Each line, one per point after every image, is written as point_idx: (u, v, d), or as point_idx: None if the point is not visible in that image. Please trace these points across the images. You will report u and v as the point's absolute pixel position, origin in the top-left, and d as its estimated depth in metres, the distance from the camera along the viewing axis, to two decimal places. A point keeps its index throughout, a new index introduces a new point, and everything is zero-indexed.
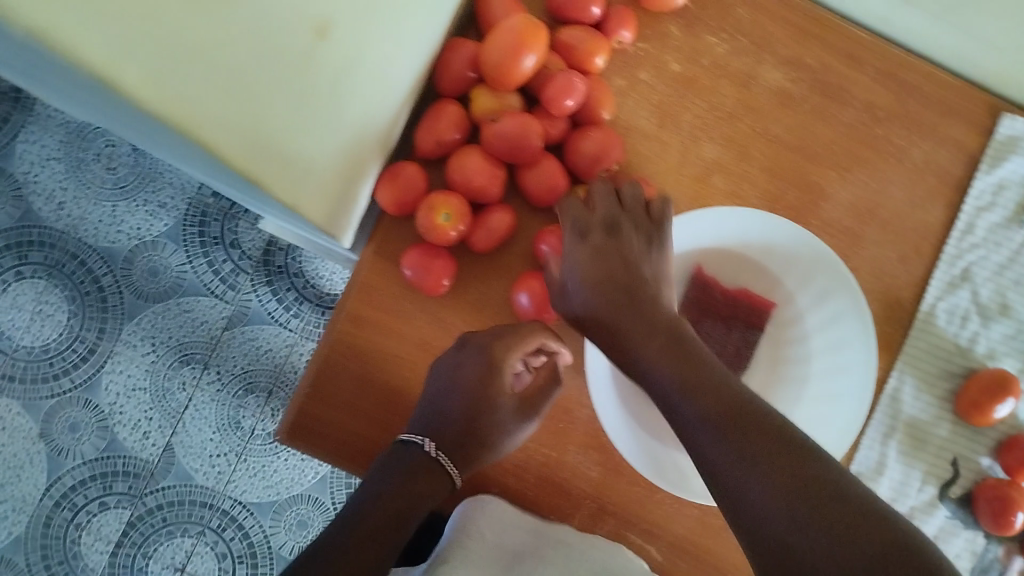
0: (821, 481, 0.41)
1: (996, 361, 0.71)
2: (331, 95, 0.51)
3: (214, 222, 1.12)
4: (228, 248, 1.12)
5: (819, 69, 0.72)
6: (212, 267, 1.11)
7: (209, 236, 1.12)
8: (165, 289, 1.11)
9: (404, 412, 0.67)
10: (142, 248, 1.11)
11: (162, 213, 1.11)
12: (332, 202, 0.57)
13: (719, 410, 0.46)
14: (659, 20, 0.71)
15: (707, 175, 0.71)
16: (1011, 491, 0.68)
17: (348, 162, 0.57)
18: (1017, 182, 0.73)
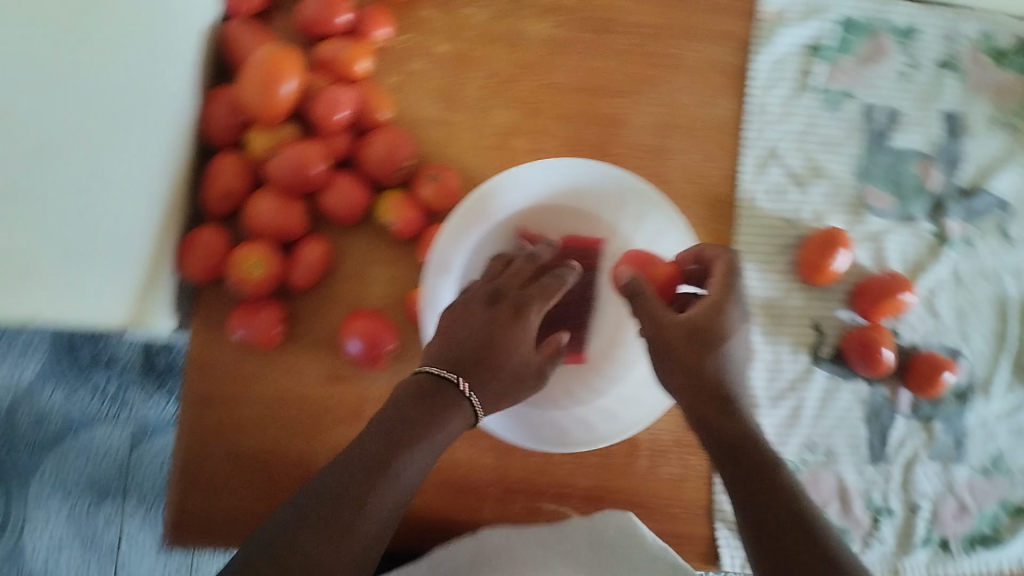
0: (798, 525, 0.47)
1: (824, 221, 0.74)
2: (97, 195, 0.54)
3: (84, 343, 0.95)
4: (106, 366, 0.97)
5: (579, 8, 0.73)
6: (99, 392, 0.96)
7: (83, 359, 0.95)
8: (55, 432, 0.96)
9: (285, 473, 0.66)
10: (20, 399, 0.95)
11: (26, 357, 0.95)
12: (138, 298, 0.61)
13: (737, 453, 0.52)
14: (411, 8, 0.70)
15: (504, 141, 0.71)
16: (872, 333, 0.73)
17: (153, 253, 0.62)
18: (794, 53, 0.75)
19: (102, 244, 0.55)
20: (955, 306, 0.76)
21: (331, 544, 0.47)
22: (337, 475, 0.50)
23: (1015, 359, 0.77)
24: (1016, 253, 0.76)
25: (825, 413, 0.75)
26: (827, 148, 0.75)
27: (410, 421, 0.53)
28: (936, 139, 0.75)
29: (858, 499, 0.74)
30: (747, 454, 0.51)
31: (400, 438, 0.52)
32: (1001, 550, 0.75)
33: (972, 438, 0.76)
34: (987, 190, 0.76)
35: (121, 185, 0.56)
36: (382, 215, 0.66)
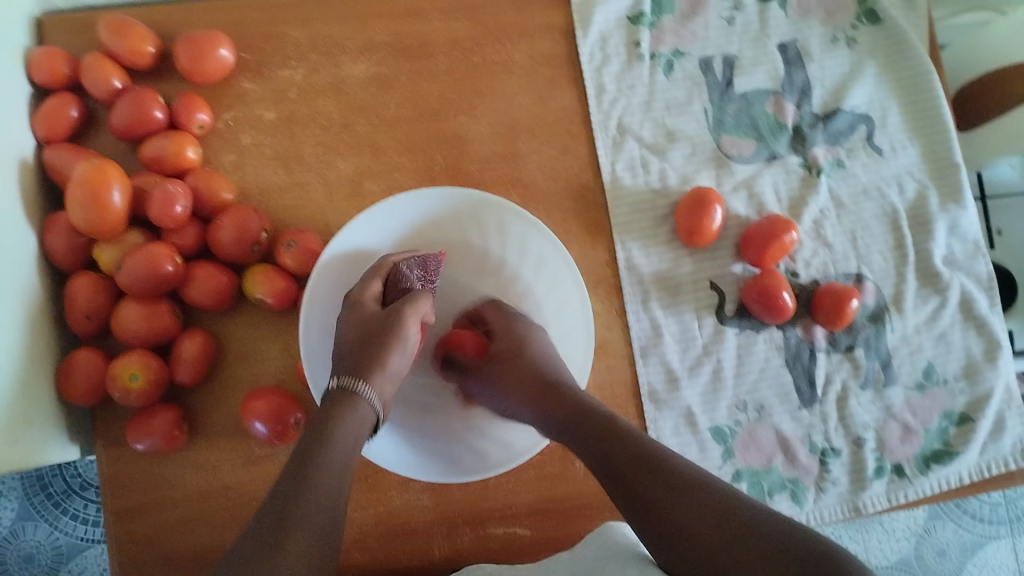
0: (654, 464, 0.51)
1: (692, 181, 0.75)
2: None
3: (55, 477, 0.93)
4: (82, 492, 0.94)
5: (395, 39, 0.73)
6: (80, 518, 0.93)
7: (56, 491, 0.93)
8: (48, 568, 0.93)
9: None
10: (5, 544, 0.92)
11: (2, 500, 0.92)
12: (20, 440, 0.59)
13: (572, 433, 0.57)
14: (228, 84, 0.70)
15: (357, 187, 0.70)
16: (766, 281, 0.71)
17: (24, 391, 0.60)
18: (615, 28, 0.76)
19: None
20: (845, 231, 0.75)
21: (299, 526, 0.46)
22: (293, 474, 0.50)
23: (918, 267, 0.76)
24: (890, 163, 0.77)
25: (744, 369, 0.73)
26: (675, 110, 0.76)
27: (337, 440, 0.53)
28: (778, 73, 0.77)
29: (800, 446, 0.72)
30: (591, 444, 0.55)
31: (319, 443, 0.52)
32: (956, 462, 0.73)
33: (898, 357, 0.74)
34: (843, 109, 0.77)
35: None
36: (251, 291, 0.65)
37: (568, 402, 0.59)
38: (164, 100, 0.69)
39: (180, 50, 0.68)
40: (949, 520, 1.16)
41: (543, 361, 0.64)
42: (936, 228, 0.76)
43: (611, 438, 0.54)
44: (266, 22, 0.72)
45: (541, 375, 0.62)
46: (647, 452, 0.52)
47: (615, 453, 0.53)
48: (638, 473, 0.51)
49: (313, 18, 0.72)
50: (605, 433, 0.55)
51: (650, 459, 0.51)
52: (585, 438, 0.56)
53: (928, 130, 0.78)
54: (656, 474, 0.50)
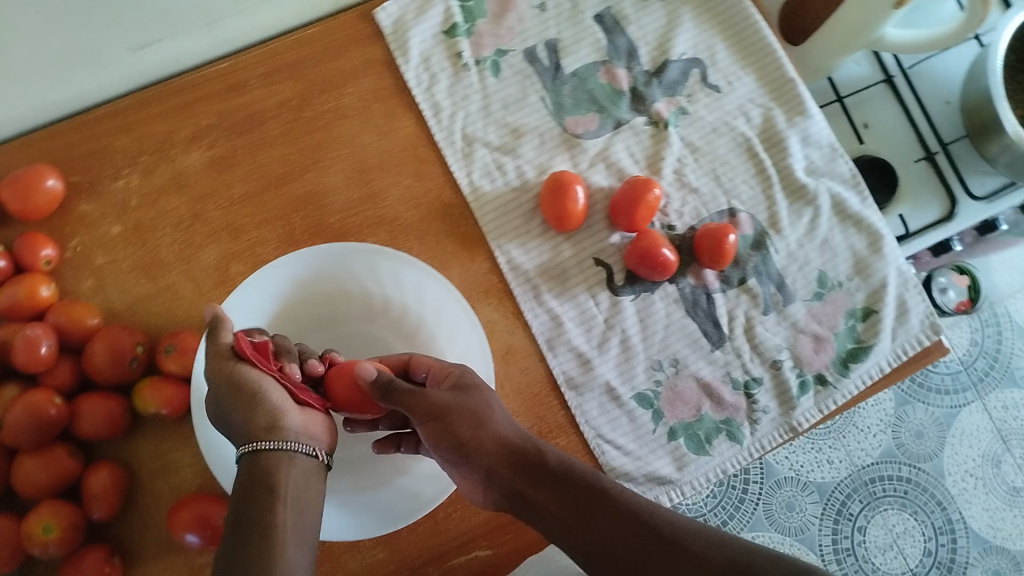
0: (618, 513, 0.54)
1: (549, 169, 0.76)
2: None
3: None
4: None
5: (220, 117, 0.73)
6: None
7: None
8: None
9: None
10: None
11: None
12: None
13: (522, 489, 0.58)
14: (67, 210, 0.70)
15: (224, 271, 0.70)
16: (643, 242, 0.72)
17: None
18: (434, 45, 0.77)
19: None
20: (706, 172, 0.77)
21: None
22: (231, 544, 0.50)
23: (785, 185, 0.78)
24: (729, 97, 0.79)
25: (650, 330, 0.74)
26: (513, 106, 0.77)
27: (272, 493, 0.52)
28: (601, 44, 0.78)
29: (723, 386, 0.73)
30: (554, 504, 0.56)
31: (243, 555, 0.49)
32: (873, 355, 0.75)
33: (790, 275, 0.76)
34: (671, 60, 0.79)
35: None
36: (144, 408, 0.64)
37: (505, 455, 0.58)
38: (6, 245, 0.68)
39: (6, 193, 0.66)
40: (918, 402, 1.18)
41: (451, 408, 0.59)
42: (790, 144, 0.78)
43: (583, 489, 0.56)
44: (87, 139, 0.71)
45: (455, 428, 0.59)
46: (625, 508, 0.55)
47: (579, 496, 0.56)
48: (601, 523, 0.54)
49: (132, 121, 0.71)
50: (564, 489, 0.57)
51: (629, 514, 0.54)
52: (544, 496, 0.57)
53: (757, 55, 0.79)
54: (643, 531, 0.53)
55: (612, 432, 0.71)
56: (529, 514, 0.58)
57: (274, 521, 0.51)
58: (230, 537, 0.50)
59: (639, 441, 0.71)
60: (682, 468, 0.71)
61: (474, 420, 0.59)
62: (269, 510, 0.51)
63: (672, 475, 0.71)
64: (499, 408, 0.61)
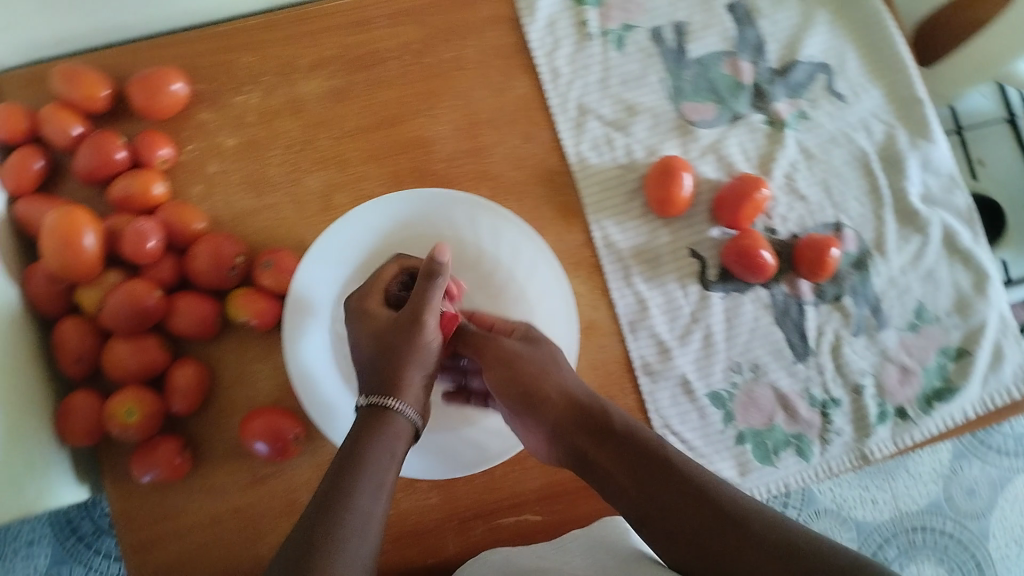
0: (681, 484, 0.52)
1: (659, 152, 0.75)
2: None
3: (84, 519, 0.94)
4: (112, 531, 0.95)
5: (342, 51, 0.73)
6: (112, 556, 0.95)
7: (87, 533, 0.95)
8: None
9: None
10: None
11: (36, 547, 0.94)
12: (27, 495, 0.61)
13: (581, 447, 0.58)
14: (187, 116, 0.71)
15: (327, 200, 0.71)
16: (743, 241, 0.71)
17: (24, 440, 0.62)
18: (561, 10, 0.76)
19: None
20: (817, 181, 0.75)
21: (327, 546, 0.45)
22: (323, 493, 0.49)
23: (896, 208, 0.75)
24: (853, 108, 0.77)
25: (735, 330, 0.73)
26: (632, 84, 0.76)
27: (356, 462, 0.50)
28: (729, 33, 0.77)
29: (800, 401, 0.72)
30: (613, 466, 0.55)
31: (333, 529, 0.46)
32: (959, 397, 0.73)
33: (887, 300, 0.74)
34: (800, 61, 0.77)
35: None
36: (235, 315, 0.66)
37: (567, 407, 0.59)
38: (127, 139, 0.70)
39: (133, 90, 0.68)
40: (975, 459, 1.14)
41: (520, 356, 0.62)
42: (909, 166, 0.76)
43: (635, 452, 0.55)
44: (214, 50, 0.72)
45: (523, 375, 0.61)
46: (685, 480, 0.52)
47: (642, 459, 0.55)
48: (665, 492, 0.52)
49: (260, 39, 0.73)
50: (627, 450, 0.55)
51: (691, 487, 0.52)
52: (602, 455, 0.56)
53: (887, 69, 0.77)
54: (705, 504, 0.51)
55: (680, 426, 0.71)
56: (591, 476, 0.57)
57: (372, 477, 0.50)
58: (322, 493, 0.49)
59: (705, 439, 0.71)
60: (744, 473, 0.70)
61: (540, 376, 0.61)
62: (375, 478, 0.50)
63: (733, 479, 0.71)
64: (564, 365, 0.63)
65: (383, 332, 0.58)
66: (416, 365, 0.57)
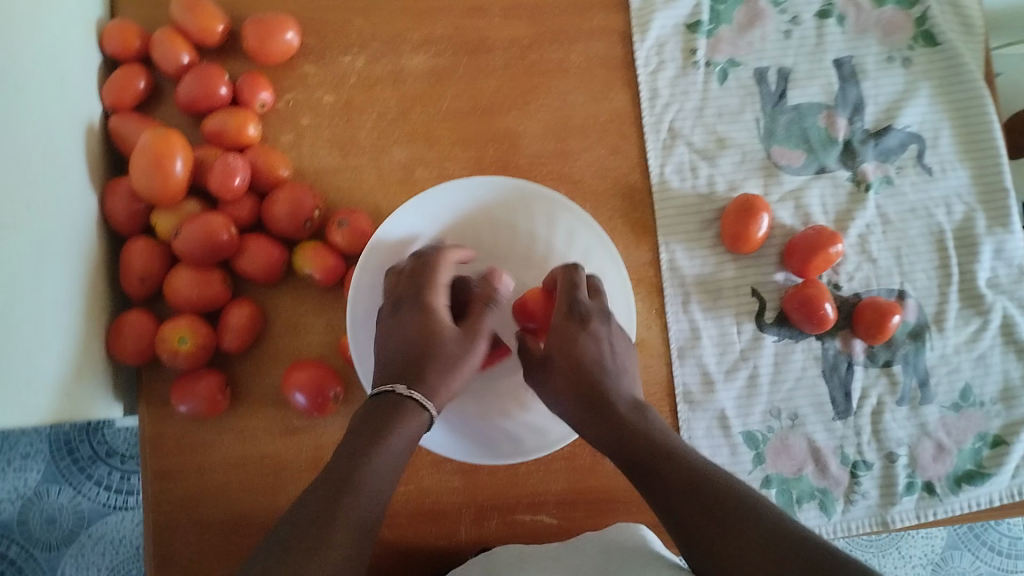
0: (684, 483, 0.48)
1: (739, 188, 0.75)
2: (28, 300, 0.56)
3: (82, 442, 0.94)
4: (107, 459, 0.95)
5: (454, 33, 0.75)
6: (103, 484, 0.94)
7: (82, 457, 0.94)
8: (68, 532, 0.93)
9: (258, 529, 0.65)
10: (28, 504, 0.92)
11: (29, 461, 0.93)
12: (72, 397, 0.61)
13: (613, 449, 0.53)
14: (292, 66, 0.73)
15: (409, 172, 0.72)
16: (808, 289, 0.71)
17: (79, 342, 0.62)
18: (672, 34, 0.77)
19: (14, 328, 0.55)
20: (889, 247, 0.75)
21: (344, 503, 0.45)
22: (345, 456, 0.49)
23: (962, 289, 0.76)
24: (939, 184, 0.77)
25: (781, 376, 0.72)
26: (726, 117, 0.77)
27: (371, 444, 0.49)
28: (832, 87, 0.78)
29: (833, 457, 0.71)
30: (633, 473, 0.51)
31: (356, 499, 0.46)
32: (988, 483, 0.72)
33: (936, 376, 0.74)
34: (894, 127, 0.78)
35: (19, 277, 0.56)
36: (300, 267, 0.67)
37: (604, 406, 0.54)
38: (229, 76, 0.72)
39: (248, 31, 0.69)
40: (967, 551, 1.06)
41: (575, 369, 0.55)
42: (982, 251, 0.76)
43: (636, 453, 0.50)
44: (334, 9, 0.74)
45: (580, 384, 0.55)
46: (684, 474, 0.48)
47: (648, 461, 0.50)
48: (671, 492, 0.48)
49: (379, 8, 0.75)
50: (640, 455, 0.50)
51: (692, 483, 0.47)
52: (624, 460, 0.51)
53: (980, 151, 0.78)
54: (702, 498, 0.46)
55: (709, 458, 0.70)
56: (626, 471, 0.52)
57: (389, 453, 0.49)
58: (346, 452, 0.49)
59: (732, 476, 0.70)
60: None
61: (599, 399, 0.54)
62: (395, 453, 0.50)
63: None
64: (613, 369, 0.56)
65: (433, 336, 0.56)
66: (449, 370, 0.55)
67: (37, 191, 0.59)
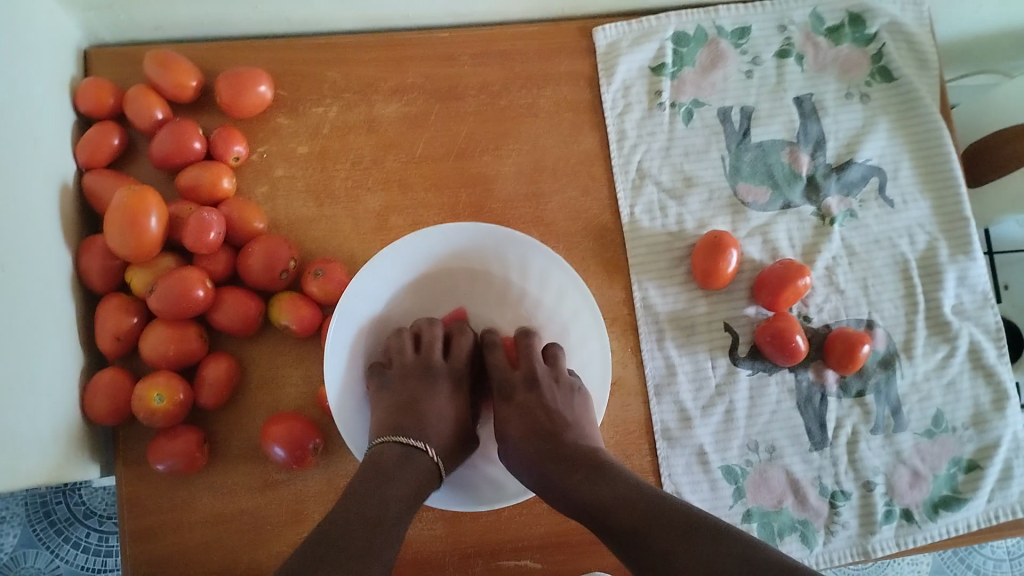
0: (637, 505, 0.49)
1: (708, 226, 0.77)
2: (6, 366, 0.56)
3: (58, 504, 0.93)
4: (85, 520, 0.93)
5: (424, 82, 0.76)
6: (81, 547, 0.93)
7: (59, 519, 0.93)
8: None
9: None
10: (5, 570, 0.91)
11: (6, 526, 0.92)
12: (51, 462, 0.61)
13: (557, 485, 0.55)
14: (265, 119, 0.74)
15: (384, 221, 0.73)
16: (780, 322, 0.72)
17: (57, 405, 0.62)
18: (637, 77, 0.79)
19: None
20: (856, 278, 0.77)
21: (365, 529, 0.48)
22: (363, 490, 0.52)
23: (928, 316, 0.77)
24: (901, 215, 0.79)
25: (757, 409, 0.73)
26: (693, 156, 0.78)
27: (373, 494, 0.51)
28: (794, 124, 0.80)
29: (810, 488, 0.72)
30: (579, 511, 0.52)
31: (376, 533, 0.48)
32: (965, 509, 0.73)
33: (907, 403, 0.75)
34: (856, 161, 0.80)
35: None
36: (276, 318, 0.67)
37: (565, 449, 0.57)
38: (203, 131, 0.73)
39: (221, 84, 0.71)
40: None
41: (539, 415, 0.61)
42: (946, 278, 0.78)
43: (617, 523, 0.48)
44: (305, 62, 0.75)
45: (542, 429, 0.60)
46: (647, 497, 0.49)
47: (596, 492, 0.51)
48: (618, 517, 0.49)
49: (349, 58, 0.76)
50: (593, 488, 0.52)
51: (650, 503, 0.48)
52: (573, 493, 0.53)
53: (939, 182, 0.80)
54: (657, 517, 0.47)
55: (689, 494, 0.71)
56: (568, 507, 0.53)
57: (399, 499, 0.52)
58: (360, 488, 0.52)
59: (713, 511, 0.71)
60: None
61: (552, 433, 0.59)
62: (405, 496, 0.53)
63: None
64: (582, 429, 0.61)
65: (428, 364, 0.66)
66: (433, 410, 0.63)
67: (13, 255, 0.59)
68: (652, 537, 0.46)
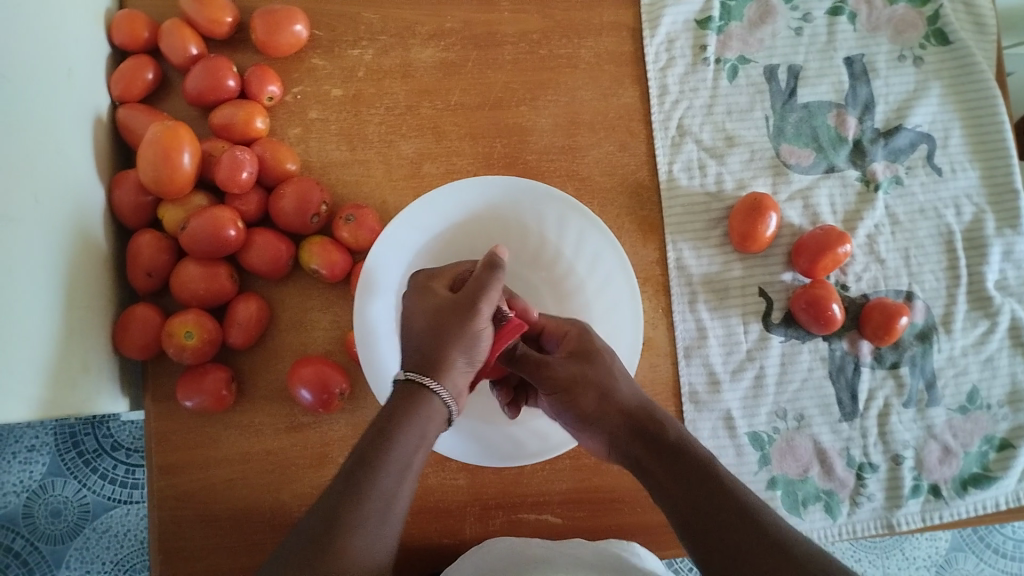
0: (726, 501, 0.46)
1: (748, 187, 0.75)
2: (36, 295, 0.56)
3: (86, 435, 0.95)
4: (113, 452, 0.95)
5: (463, 26, 0.74)
6: (108, 478, 0.95)
7: (88, 450, 0.95)
8: (73, 524, 0.93)
9: (263, 525, 0.65)
10: (33, 497, 0.93)
11: (35, 454, 0.94)
12: (79, 393, 0.61)
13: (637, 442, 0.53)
14: (300, 59, 0.72)
15: (417, 168, 0.71)
16: (816, 290, 0.71)
17: (86, 339, 0.62)
18: (683, 31, 0.77)
19: (19, 324, 0.55)
20: (898, 248, 0.75)
21: (381, 471, 0.45)
22: (374, 435, 0.47)
23: (970, 290, 0.75)
24: (948, 184, 0.77)
25: (787, 376, 0.72)
26: (735, 115, 0.76)
27: (388, 453, 0.46)
28: (843, 86, 0.77)
29: (838, 458, 0.71)
30: (660, 472, 0.50)
31: (379, 474, 0.45)
32: (994, 486, 0.72)
33: (944, 378, 0.74)
34: (905, 127, 0.77)
35: (26, 271, 0.56)
36: (307, 262, 0.67)
37: (614, 417, 0.54)
38: (238, 69, 0.72)
39: (257, 23, 0.69)
40: (972, 553, 1.05)
41: (577, 381, 0.56)
42: (991, 253, 0.76)
43: (708, 510, 0.46)
44: (342, 3, 0.74)
45: (577, 400, 0.56)
46: (734, 496, 0.46)
47: (685, 472, 0.49)
48: (712, 506, 0.46)
49: (388, 2, 0.74)
50: (672, 460, 0.50)
51: (738, 504, 0.46)
52: (653, 464, 0.51)
53: (990, 153, 0.78)
54: (747, 521, 0.44)
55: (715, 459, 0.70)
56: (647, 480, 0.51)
57: (405, 451, 0.47)
58: (370, 439, 0.47)
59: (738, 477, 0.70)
60: None
61: (593, 386, 0.56)
62: (414, 447, 0.48)
63: None
64: (619, 378, 0.56)
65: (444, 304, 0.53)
66: (465, 353, 0.52)
67: (45, 184, 0.59)
68: (732, 540, 0.44)
